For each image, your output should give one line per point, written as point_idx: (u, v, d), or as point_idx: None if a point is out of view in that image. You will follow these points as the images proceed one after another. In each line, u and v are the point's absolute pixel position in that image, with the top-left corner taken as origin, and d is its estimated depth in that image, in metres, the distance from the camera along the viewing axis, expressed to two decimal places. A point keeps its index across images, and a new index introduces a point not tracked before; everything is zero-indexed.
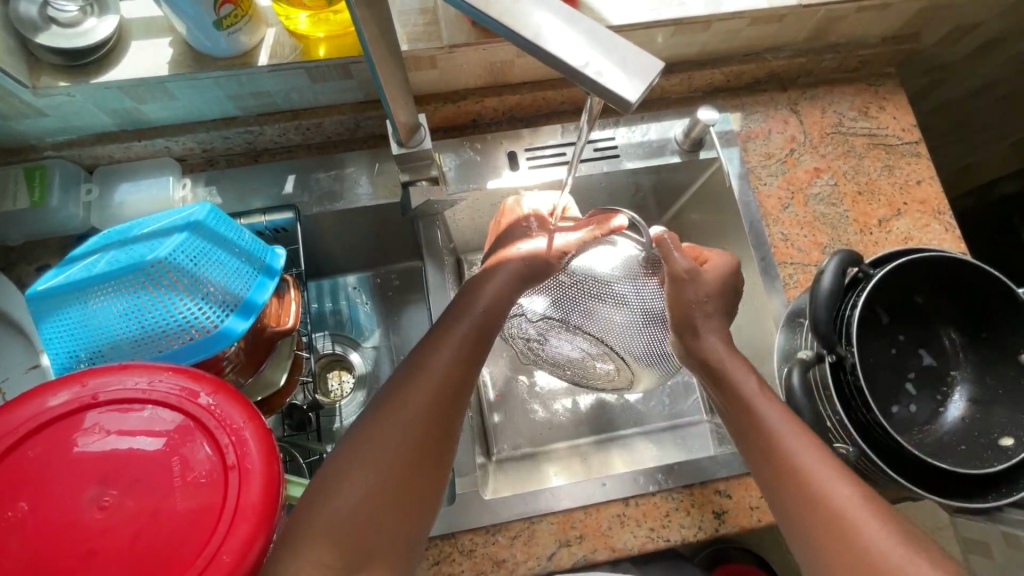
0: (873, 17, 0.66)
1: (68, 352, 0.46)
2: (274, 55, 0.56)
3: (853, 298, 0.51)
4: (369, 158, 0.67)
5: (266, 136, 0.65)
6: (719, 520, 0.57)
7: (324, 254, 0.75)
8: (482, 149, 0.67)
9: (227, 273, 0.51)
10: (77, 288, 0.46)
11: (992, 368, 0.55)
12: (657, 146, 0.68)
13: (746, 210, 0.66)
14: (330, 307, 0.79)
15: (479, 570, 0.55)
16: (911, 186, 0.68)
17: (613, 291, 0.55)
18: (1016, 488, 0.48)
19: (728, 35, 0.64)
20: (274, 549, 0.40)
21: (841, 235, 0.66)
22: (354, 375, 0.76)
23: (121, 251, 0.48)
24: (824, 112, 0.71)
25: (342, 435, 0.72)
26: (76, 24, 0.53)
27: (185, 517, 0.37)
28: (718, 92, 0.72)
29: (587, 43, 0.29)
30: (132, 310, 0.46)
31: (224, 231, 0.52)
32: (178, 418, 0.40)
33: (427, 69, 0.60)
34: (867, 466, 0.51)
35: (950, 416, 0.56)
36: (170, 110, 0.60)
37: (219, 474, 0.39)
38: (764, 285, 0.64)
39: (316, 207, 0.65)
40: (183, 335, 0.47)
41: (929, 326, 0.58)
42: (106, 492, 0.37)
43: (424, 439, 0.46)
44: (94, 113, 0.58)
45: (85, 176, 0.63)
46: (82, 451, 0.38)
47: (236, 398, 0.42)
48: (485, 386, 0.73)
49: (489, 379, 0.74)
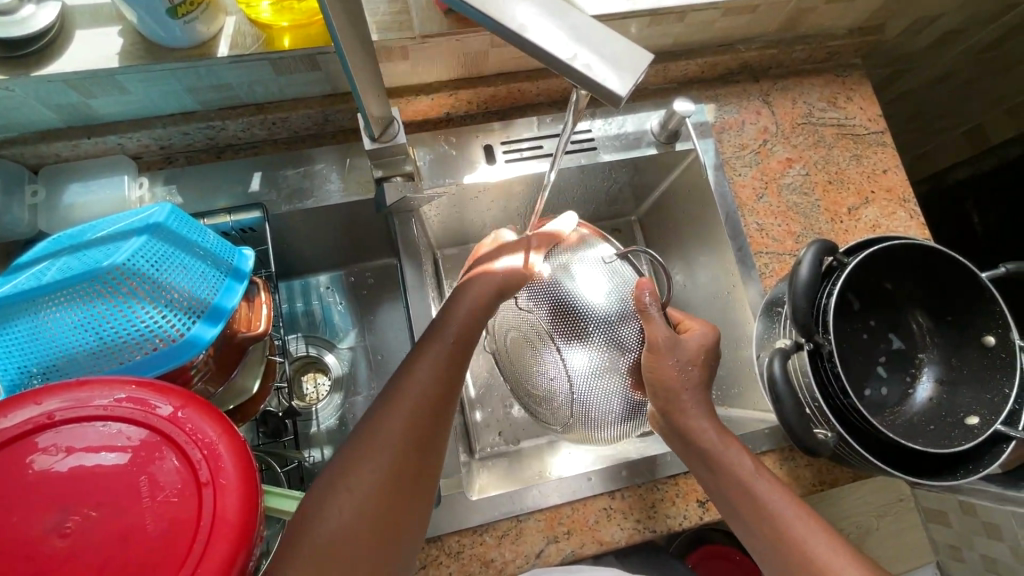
0: (841, 8, 0.67)
1: (17, 368, 0.42)
2: (235, 46, 0.53)
3: (829, 287, 0.51)
4: (339, 154, 0.65)
5: (229, 131, 0.62)
6: (703, 508, 0.58)
7: (294, 253, 0.72)
8: (457, 142, 0.66)
9: (191, 278, 0.48)
10: (24, 299, 0.42)
11: (957, 350, 0.57)
12: (634, 138, 0.68)
13: (722, 201, 0.67)
14: (301, 308, 0.77)
15: (467, 571, 0.54)
16: (878, 175, 0.70)
17: (597, 319, 0.56)
18: (981, 465, 0.50)
19: (702, 26, 0.64)
20: (254, 567, 0.38)
21: (813, 224, 0.67)
22: (329, 377, 0.74)
23: (72, 257, 0.45)
24: (795, 102, 0.72)
25: (320, 440, 0.70)
26: (11, 11, 0.49)
27: (156, 539, 0.35)
28: (692, 83, 0.72)
29: (574, 35, 0.28)
30: (88, 321, 0.43)
31: (186, 233, 0.50)
32: (144, 434, 0.37)
33: (398, 61, 0.58)
34: (845, 451, 0.52)
35: (919, 397, 0.58)
36: (122, 105, 0.56)
37: (192, 491, 0.37)
38: (740, 275, 0.65)
39: (285, 205, 0.62)
40: (145, 346, 0.44)
41: (897, 312, 0.60)
42: (68, 518, 0.34)
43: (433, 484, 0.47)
44: (36, 108, 0.54)
45: (30, 177, 0.59)
46: (38, 476, 0.35)
47: (207, 410, 0.39)
48: (465, 384, 0.72)
49: (468, 377, 0.72)
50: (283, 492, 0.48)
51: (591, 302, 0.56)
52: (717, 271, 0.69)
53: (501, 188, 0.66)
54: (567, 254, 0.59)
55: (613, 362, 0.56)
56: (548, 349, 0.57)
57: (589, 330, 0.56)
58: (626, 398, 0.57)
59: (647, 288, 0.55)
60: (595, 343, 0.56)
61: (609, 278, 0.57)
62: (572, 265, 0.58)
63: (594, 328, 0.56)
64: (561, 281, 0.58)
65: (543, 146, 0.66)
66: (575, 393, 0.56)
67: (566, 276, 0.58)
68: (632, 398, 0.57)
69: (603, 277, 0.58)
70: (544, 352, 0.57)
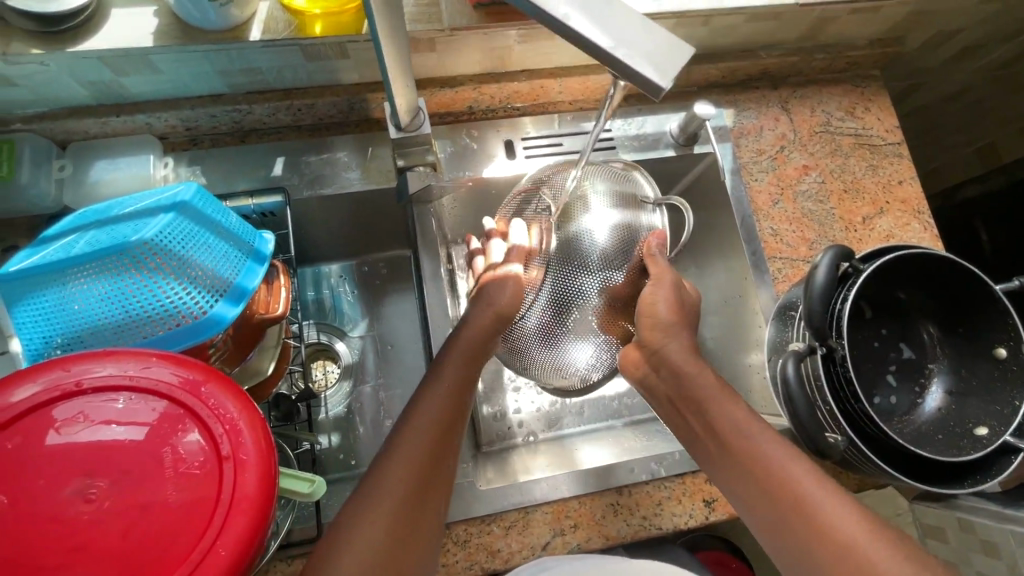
0: (864, 19, 0.67)
1: (43, 337, 0.43)
2: (268, 31, 0.54)
3: (844, 293, 0.52)
4: (361, 143, 0.65)
5: (255, 116, 0.62)
6: (709, 508, 0.58)
7: (310, 239, 0.72)
8: (478, 136, 0.66)
9: (215, 257, 0.48)
10: (53, 270, 0.43)
11: (967, 361, 0.57)
12: (653, 139, 0.69)
13: (738, 205, 0.67)
14: (313, 296, 0.77)
15: (473, 560, 0.54)
16: (893, 186, 0.70)
17: (596, 301, 0.57)
18: (989, 476, 0.50)
19: (726, 31, 0.65)
20: (269, 542, 0.39)
21: (827, 232, 0.68)
22: (339, 365, 0.74)
23: (100, 231, 0.45)
24: (813, 110, 0.72)
25: (328, 426, 0.70)
26: None
27: (178, 509, 0.36)
28: (712, 88, 0.72)
29: (616, 26, 0.28)
30: (114, 294, 0.43)
31: (211, 212, 0.50)
32: (167, 407, 0.38)
33: (426, 52, 0.59)
34: (854, 455, 0.53)
35: (928, 407, 0.58)
36: (152, 85, 0.57)
37: (213, 465, 0.37)
38: (753, 279, 0.66)
39: (306, 190, 0.63)
40: (169, 321, 0.45)
41: (908, 322, 0.61)
42: (93, 484, 0.35)
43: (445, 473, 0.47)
44: (68, 84, 0.55)
45: (57, 152, 0.59)
46: (64, 442, 0.36)
47: (229, 387, 0.40)
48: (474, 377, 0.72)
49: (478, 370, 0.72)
50: (297, 474, 0.48)
51: (594, 285, 0.56)
52: (730, 275, 0.70)
53: (519, 183, 0.67)
54: (597, 216, 0.57)
55: (591, 331, 0.58)
56: (558, 342, 0.58)
57: (591, 313, 0.57)
58: (598, 354, 0.60)
59: (658, 240, 0.57)
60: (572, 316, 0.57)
61: (623, 243, 0.57)
62: (594, 231, 0.57)
63: (581, 302, 0.57)
64: (579, 247, 0.57)
65: (562, 144, 0.67)
66: (580, 368, 0.60)
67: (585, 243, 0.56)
68: (610, 342, 0.60)
69: (619, 244, 0.57)
70: (554, 346, 0.58)
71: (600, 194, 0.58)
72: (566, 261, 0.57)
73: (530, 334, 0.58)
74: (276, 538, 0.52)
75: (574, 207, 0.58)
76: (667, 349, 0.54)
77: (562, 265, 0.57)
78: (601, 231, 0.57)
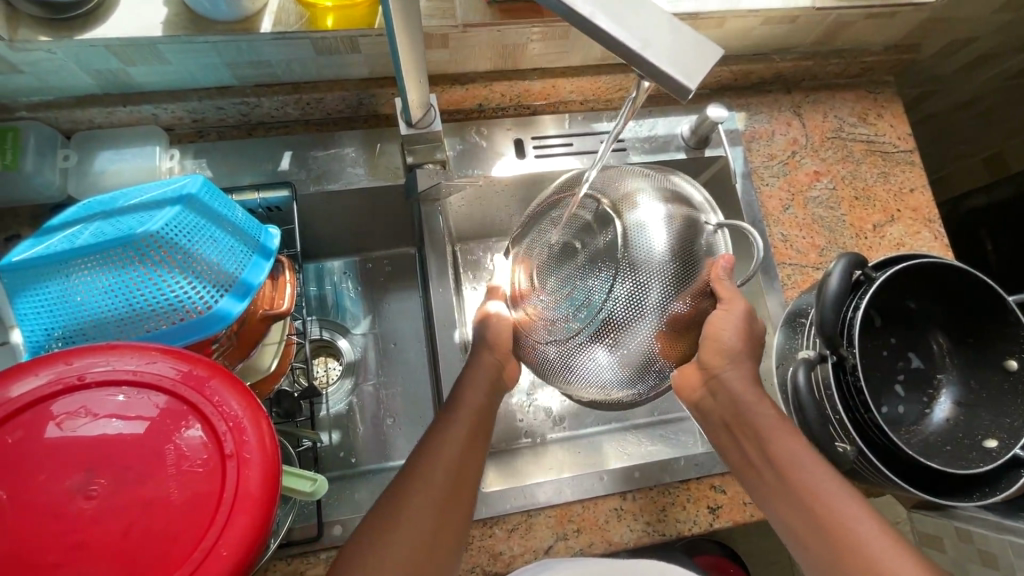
0: (880, 24, 0.67)
1: (45, 329, 0.42)
2: (278, 23, 0.53)
3: (855, 301, 0.51)
4: (370, 139, 0.65)
5: (263, 109, 0.62)
6: (714, 515, 0.58)
7: (315, 234, 0.72)
8: (487, 135, 0.66)
9: (220, 251, 0.48)
10: (56, 261, 0.42)
11: (976, 371, 0.57)
12: (664, 141, 0.68)
13: (748, 210, 0.67)
14: (315, 291, 0.76)
15: (474, 563, 0.54)
16: (905, 194, 0.70)
17: (636, 303, 0.47)
18: (997, 489, 0.50)
19: (741, 34, 0.64)
20: (272, 542, 0.38)
21: (837, 239, 0.67)
22: (341, 362, 0.74)
23: (105, 222, 0.45)
24: (825, 116, 0.72)
25: (329, 424, 0.70)
26: None
27: (180, 508, 0.35)
28: (725, 91, 0.72)
29: (643, 26, 0.28)
30: (118, 287, 0.43)
31: (217, 206, 0.49)
32: (171, 403, 0.37)
33: (438, 48, 0.58)
34: (863, 465, 0.52)
35: (936, 418, 0.58)
36: (160, 75, 0.56)
37: (216, 463, 0.37)
38: (761, 285, 0.65)
39: (313, 186, 0.63)
40: (173, 316, 0.44)
41: (919, 332, 0.60)
42: (94, 480, 0.34)
43: (446, 476, 0.46)
44: (75, 73, 0.54)
45: (62, 141, 0.58)
46: (66, 437, 0.35)
47: (234, 383, 0.39)
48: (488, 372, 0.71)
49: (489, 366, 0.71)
50: (299, 472, 0.47)
51: (637, 285, 0.47)
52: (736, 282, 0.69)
53: (528, 183, 0.66)
54: (646, 208, 0.49)
55: (638, 346, 0.49)
56: (581, 340, 0.49)
57: (627, 317, 0.48)
58: (644, 371, 0.50)
59: (727, 263, 0.50)
60: (616, 326, 0.48)
61: (683, 247, 0.49)
62: (648, 226, 0.48)
63: (630, 311, 0.48)
64: (629, 242, 0.48)
65: (572, 144, 0.66)
66: (604, 379, 0.51)
67: (636, 238, 0.48)
68: (662, 365, 0.51)
69: (677, 243, 0.48)
70: (576, 345, 0.49)
71: (644, 188, 0.50)
72: (611, 254, 0.48)
73: (562, 342, 0.50)
74: (276, 537, 0.51)
75: (629, 200, 0.49)
76: (726, 376, 0.51)
77: (609, 264, 0.48)
78: (652, 224, 0.48)
